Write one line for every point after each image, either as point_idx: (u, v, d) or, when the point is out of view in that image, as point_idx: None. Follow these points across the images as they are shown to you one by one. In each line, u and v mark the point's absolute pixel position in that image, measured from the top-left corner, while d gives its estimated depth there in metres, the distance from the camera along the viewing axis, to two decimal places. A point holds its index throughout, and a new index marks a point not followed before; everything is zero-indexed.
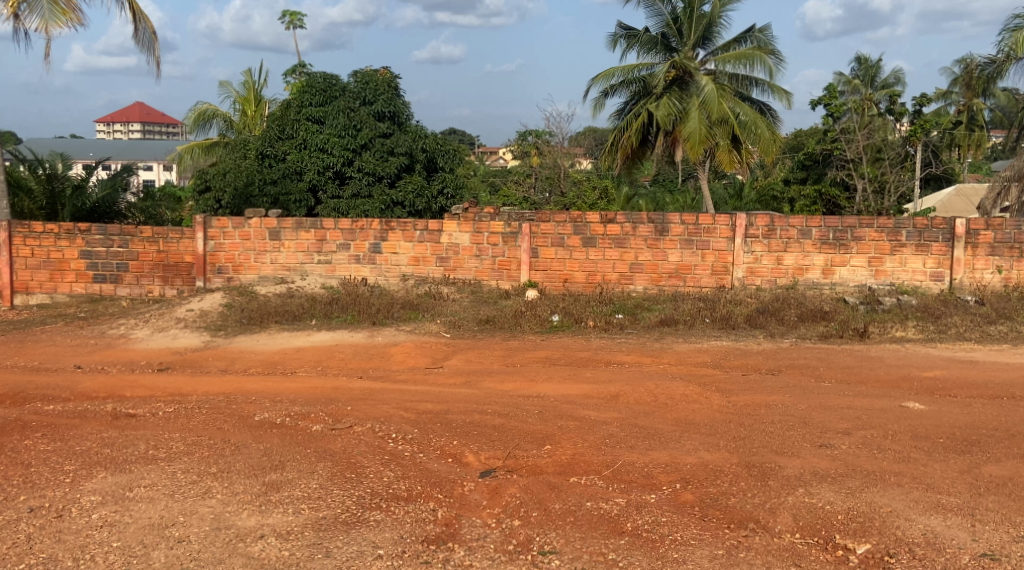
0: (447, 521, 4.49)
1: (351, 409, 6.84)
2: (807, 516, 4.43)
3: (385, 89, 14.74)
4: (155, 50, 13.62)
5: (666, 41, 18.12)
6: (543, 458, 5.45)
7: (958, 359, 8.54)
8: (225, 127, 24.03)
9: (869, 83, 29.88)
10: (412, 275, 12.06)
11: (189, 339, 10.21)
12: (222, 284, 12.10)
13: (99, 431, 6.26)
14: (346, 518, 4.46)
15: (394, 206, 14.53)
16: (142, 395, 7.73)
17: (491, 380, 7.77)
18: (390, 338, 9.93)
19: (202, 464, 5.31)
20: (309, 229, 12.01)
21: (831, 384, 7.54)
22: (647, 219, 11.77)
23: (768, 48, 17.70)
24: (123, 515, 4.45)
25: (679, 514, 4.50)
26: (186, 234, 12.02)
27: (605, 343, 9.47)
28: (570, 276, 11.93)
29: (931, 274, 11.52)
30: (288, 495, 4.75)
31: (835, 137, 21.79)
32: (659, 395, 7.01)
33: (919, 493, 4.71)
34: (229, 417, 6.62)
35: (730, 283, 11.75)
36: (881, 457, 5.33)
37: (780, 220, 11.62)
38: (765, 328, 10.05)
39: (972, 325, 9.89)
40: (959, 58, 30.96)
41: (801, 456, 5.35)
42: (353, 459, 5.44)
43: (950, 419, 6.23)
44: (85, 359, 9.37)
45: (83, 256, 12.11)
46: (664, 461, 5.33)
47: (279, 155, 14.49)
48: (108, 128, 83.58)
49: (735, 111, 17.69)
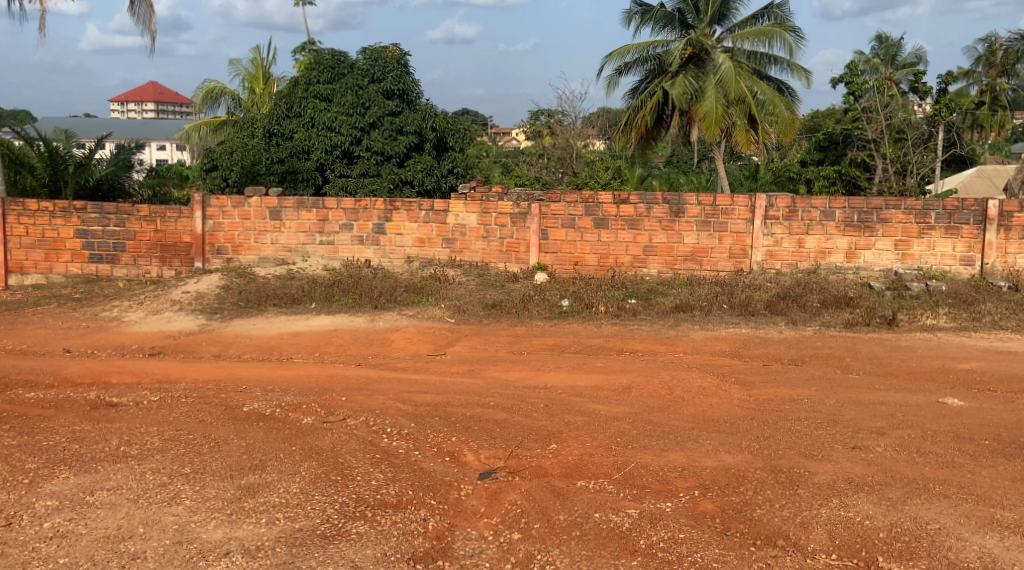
0: (439, 534, 4.04)
1: (346, 399, 6.38)
2: (845, 534, 3.94)
3: (394, 67, 14.22)
4: (153, 23, 13.14)
5: (683, 18, 17.45)
6: (548, 458, 4.97)
7: (996, 350, 7.98)
8: (234, 105, 23.57)
9: (889, 63, 29.06)
10: (417, 257, 11.57)
11: (184, 322, 9.76)
12: (221, 265, 11.64)
13: (71, 423, 5.82)
14: (326, 530, 4.00)
15: (403, 185, 14.00)
16: (127, 382, 7.29)
17: (495, 369, 7.29)
18: (392, 323, 9.44)
19: (175, 463, 4.85)
20: (311, 209, 11.53)
21: (859, 376, 7.02)
22: (662, 200, 11.20)
23: (787, 24, 17.01)
24: (77, 524, 4.01)
25: (698, 529, 4.01)
26: (184, 213, 11.57)
27: (617, 330, 8.96)
28: (582, 258, 11.41)
29: (961, 259, 10.92)
30: (264, 502, 4.29)
31: (856, 116, 21.10)
32: (675, 388, 6.49)
33: (969, 506, 4.20)
34: (215, 409, 6.16)
35: (748, 266, 11.20)
36: (922, 462, 4.81)
37: (802, 201, 11.05)
38: (787, 314, 9.51)
39: (1007, 313, 9.30)
40: (983, 36, 30.15)
41: (833, 460, 4.85)
42: (340, 459, 4.97)
43: (994, 418, 5.71)
44: (74, 342, 8.95)
45: (78, 235, 11.68)
46: (681, 464, 4.83)
47: (286, 133, 13.92)
48: (122, 108, 83.65)
49: (753, 90, 17.11)
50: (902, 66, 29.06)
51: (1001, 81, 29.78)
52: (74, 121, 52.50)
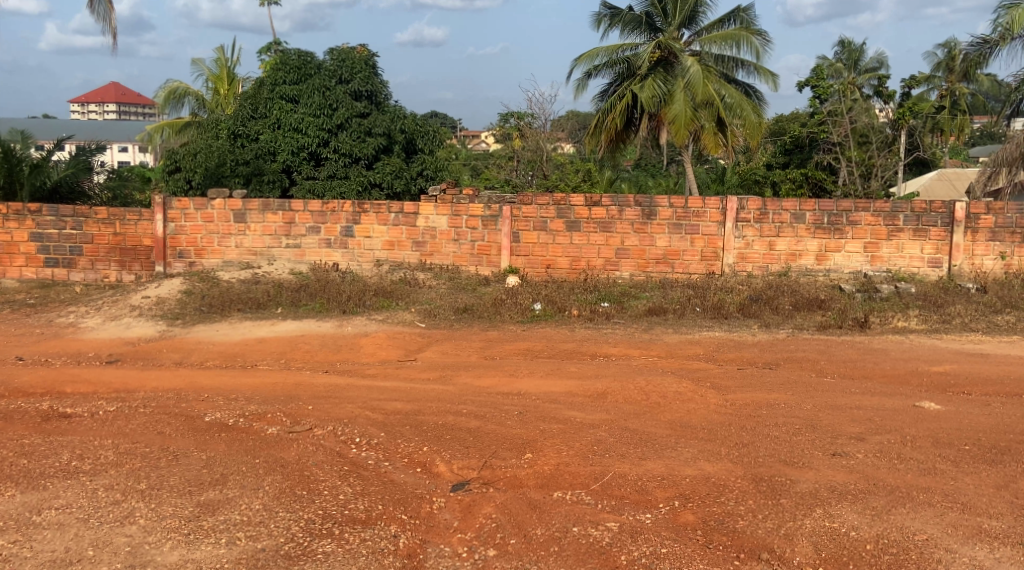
0: (410, 552, 3.87)
1: (313, 408, 6.15)
2: (831, 546, 3.84)
3: (362, 68, 14.01)
4: (112, 19, 12.78)
5: (651, 21, 17.41)
6: (523, 468, 4.80)
7: (968, 352, 7.96)
8: (198, 105, 23.17)
9: (852, 67, 29.36)
10: (386, 260, 11.33)
11: (143, 328, 9.45)
12: (184, 270, 11.33)
13: (21, 436, 5.55)
14: (290, 551, 3.82)
15: (372, 188, 13.74)
16: (83, 391, 6.99)
17: (467, 375, 7.09)
18: (360, 328, 9.22)
19: (130, 479, 4.60)
20: (276, 211, 11.26)
21: (834, 380, 6.94)
22: (634, 202, 11.10)
23: (754, 29, 17.03)
24: (23, 547, 3.79)
25: (681, 543, 3.89)
26: (145, 216, 11.25)
27: (590, 334, 8.81)
28: (553, 261, 11.26)
29: (930, 261, 10.94)
30: (224, 520, 4.08)
31: (822, 119, 20.88)
32: (651, 393, 6.35)
33: (955, 515, 4.10)
34: (174, 419, 5.91)
35: (720, 269, 11.13)
36: (904, 469, 4.71)
37: (772, 204, 11.00)
38: (759, 317, 9.42)
39: (978, 315, 9.31)
40: (943, 42, 30.64)
41: (814, 468, 4.73)
42: (306, 472, 4.75)
43: (972, 422, 5.64)
44: (27, 350, 8.60)
45: (33, 238, 11.29)
46: (661, 473, 4.69)
47: (252, 135, 13.61)
48: (83, 109, 82.23)
49: (721, 93, 17.08)
50: (865, 70, 29.37)
51: (960, 86, 30.22)
52: (33, 123, 51.31)
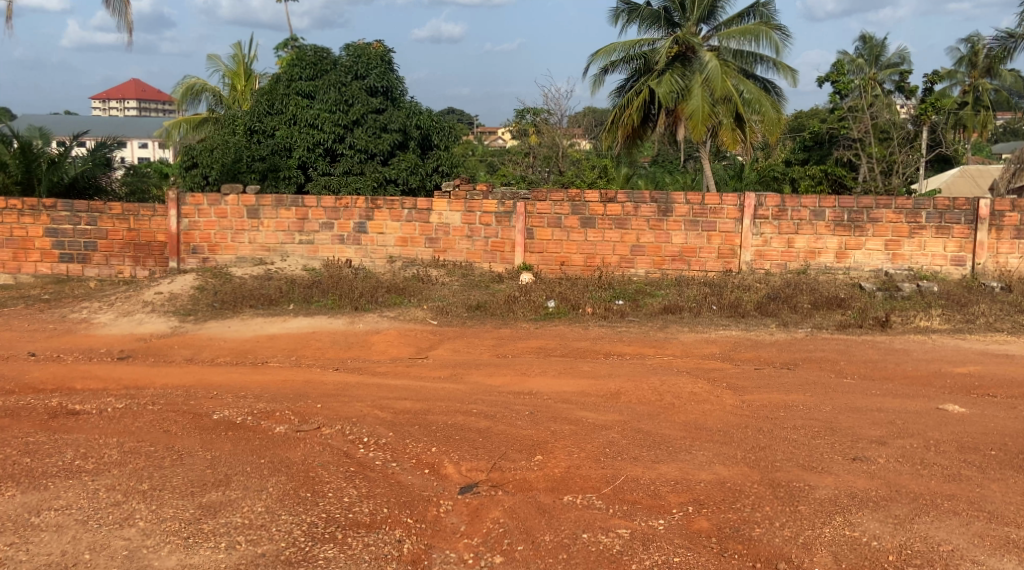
0: (414, 558, 3.76)
1: (322, 407, 6.05)
2: (851, 557, 3.70)
3: (378, 63, 13.85)
4: (126, 13, 12.74)
5: (669, 16, 17.19)
6: (533, 471, 4.67)
7: (992, 353, 7.76)
8: (215, 102, 23.19)
9: (873, 63, 28.97)
10: (400, 256, 11.25)
11: (155, 324, 9.40)
12: (197, 265, 11.28)
13: (28, 433, 5.49)
14: (291, 556, 3.72)
15: (387, 184, 13.66)
16: (93, 388, 6.93)
17: (479, 374, 6.98)
18: (372, 325, 9.12)
19: (132, 479, 4.51)
20: (289, 208, 11.19)
21: (854, 381, 6.77)
22: (650, 199, 10.93)
23: (774, 23, 16.78)
24: (19, 550, 3.71)
25: (694, 552, 3.76)
26: (158, 211, 11.21)
27: (604, 332, 8.68)
28: (568, 258, 11.12)
29: (953, 259, 10.71)
30: (225, 523, 3.99)
31: (842, 114, 20.60)
32: (665, 394, 6.20)
33: (981, 524, 3.95)
34: (181, 417, 5.82)
35: (737, 266, 10.96)
36: (927, 475, 4.55)
37: (791, 200, 10.81)
38: (778, 316, 9.25)
39: (1002, 315, 9.08)
40: (966, 37, 30.17)
41: (833, 473, 4.58)
42: (312, 473, 4.66)
43: (997, 426, 5.47)
44: (40, 345, 8.58)
45: (48, 234, 11.27)
46: (674, 477, 4.55)
47: (268, 131, 13.54)
48: (104, 105, 82.96)
49: (738, 89, 16.87)
50: (886, 66, 28.95)
51: (983, 82, 29.71)
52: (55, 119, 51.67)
